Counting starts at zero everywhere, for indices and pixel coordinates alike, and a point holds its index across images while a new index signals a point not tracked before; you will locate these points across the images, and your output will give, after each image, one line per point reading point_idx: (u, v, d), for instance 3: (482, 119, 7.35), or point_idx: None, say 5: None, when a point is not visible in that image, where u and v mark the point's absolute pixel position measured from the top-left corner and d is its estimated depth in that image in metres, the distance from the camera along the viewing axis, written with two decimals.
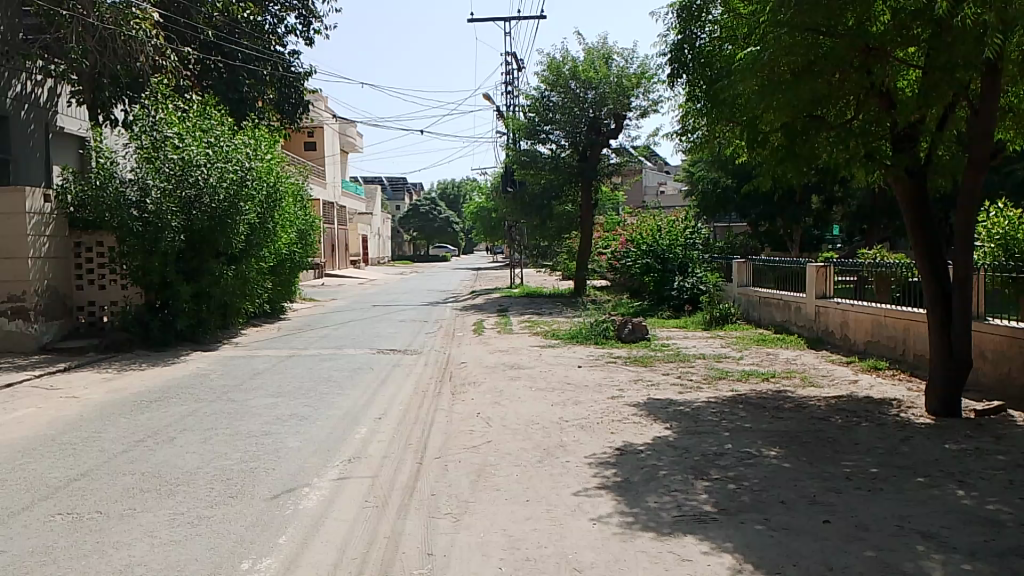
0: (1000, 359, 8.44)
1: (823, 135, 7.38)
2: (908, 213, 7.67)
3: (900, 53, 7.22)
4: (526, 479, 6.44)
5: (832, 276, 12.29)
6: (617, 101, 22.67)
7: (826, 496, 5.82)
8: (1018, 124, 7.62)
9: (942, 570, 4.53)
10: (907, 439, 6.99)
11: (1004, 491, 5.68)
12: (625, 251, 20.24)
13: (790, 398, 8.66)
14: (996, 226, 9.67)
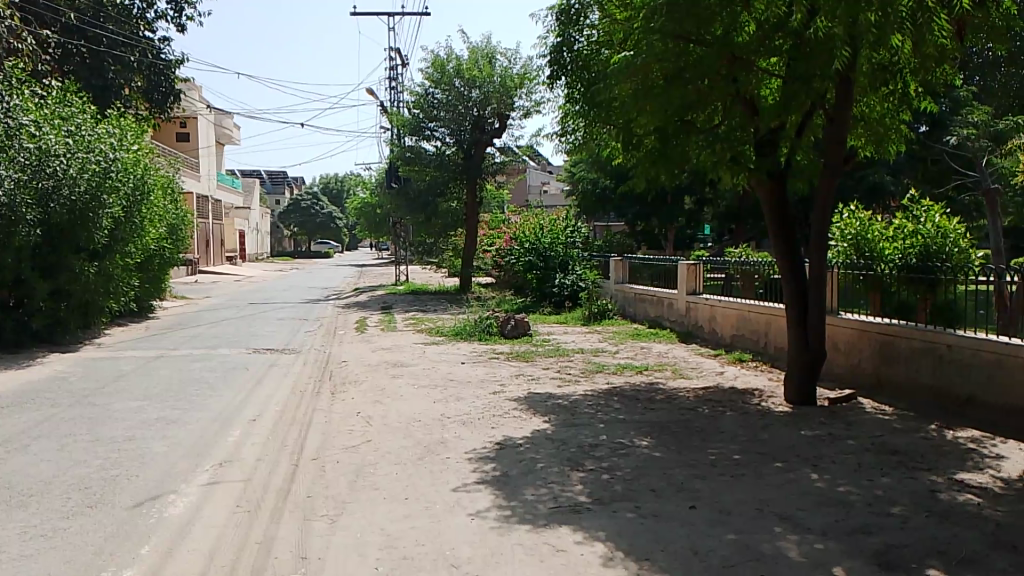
0: (851, 351, 9.07)
1: (693, 139, 7.72)
2: (770, 214, 8.12)
3: (763, 62, 7.58)
4: (404, 477, 6.41)
5: (703, 274, 12.87)
6: (500, 101, 22.88)
7: (693, 483, 6.10)
8: (869, 132, 8.16)
9: (796, 549, 4.84)
10: (768, 426, 7.42)
11: (852, 473, 6.13)
12: (509, 249, 20.49)
13: (662, 390, 9.02)
14: (848, 227, 10.33)
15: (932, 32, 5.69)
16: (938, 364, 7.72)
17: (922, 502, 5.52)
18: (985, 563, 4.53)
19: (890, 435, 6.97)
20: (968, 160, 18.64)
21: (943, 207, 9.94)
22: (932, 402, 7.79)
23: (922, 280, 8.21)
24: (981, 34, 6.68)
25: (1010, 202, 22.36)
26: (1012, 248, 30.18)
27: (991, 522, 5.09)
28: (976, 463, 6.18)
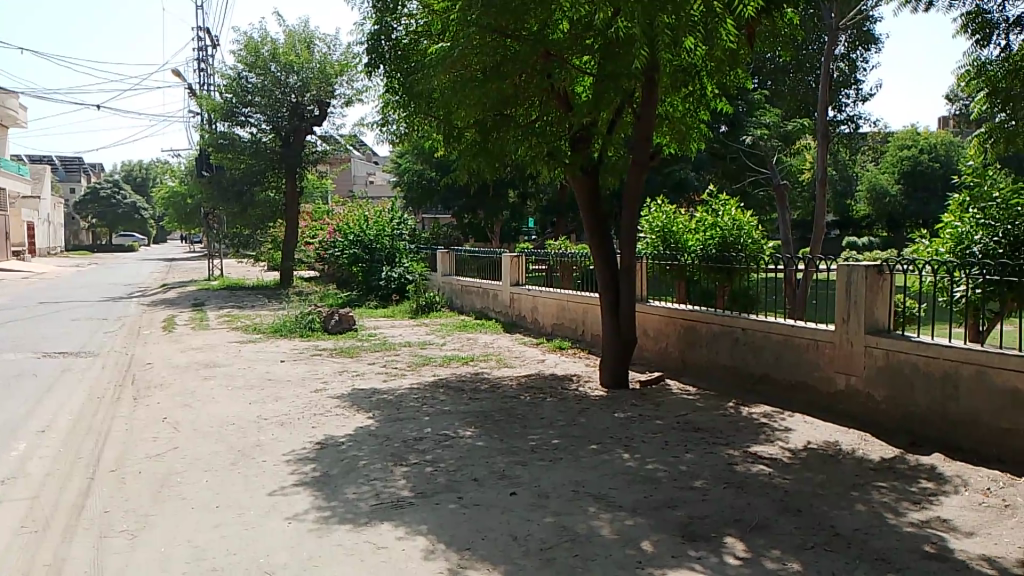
0: (659, 336, 9.64)
1: (510, 133, 7.86)
2: (585, 206, 8.43)
3: (575, 60, 7.85)
4: (215, 484, 6.06)
5: (525, 265, 13.19)
6: (320, 88, 22.30)
7: (513, 470, 6.22)
8: (672, 131, 8.67)
9: (608, 527, 5.06)
10: (585, 410, 7.72)
11: (660, 451, 6.50)
12: (332, 241, 19.99)
13: (486, 379, 9.14)
14: (655, 219, 10.95)
15: (722, 38, 6.11)
16: (734, 346, 8.36)
17: (721, 474, 5.94)
18: (775, 528, 4.95)
19: (693, 413, 7.47)
20: (761, 158, 20.38)
21: (738, 201, 10.75)
22: (729, 381, 8.43)
23: (720, 268, 9.00)
24: (767, 42, 7.25)
25: (796, 198, 24.73)
26: (799, 237, 33.48)
27: (780, 489, 5.58)
28: (767, 435, 6.75)
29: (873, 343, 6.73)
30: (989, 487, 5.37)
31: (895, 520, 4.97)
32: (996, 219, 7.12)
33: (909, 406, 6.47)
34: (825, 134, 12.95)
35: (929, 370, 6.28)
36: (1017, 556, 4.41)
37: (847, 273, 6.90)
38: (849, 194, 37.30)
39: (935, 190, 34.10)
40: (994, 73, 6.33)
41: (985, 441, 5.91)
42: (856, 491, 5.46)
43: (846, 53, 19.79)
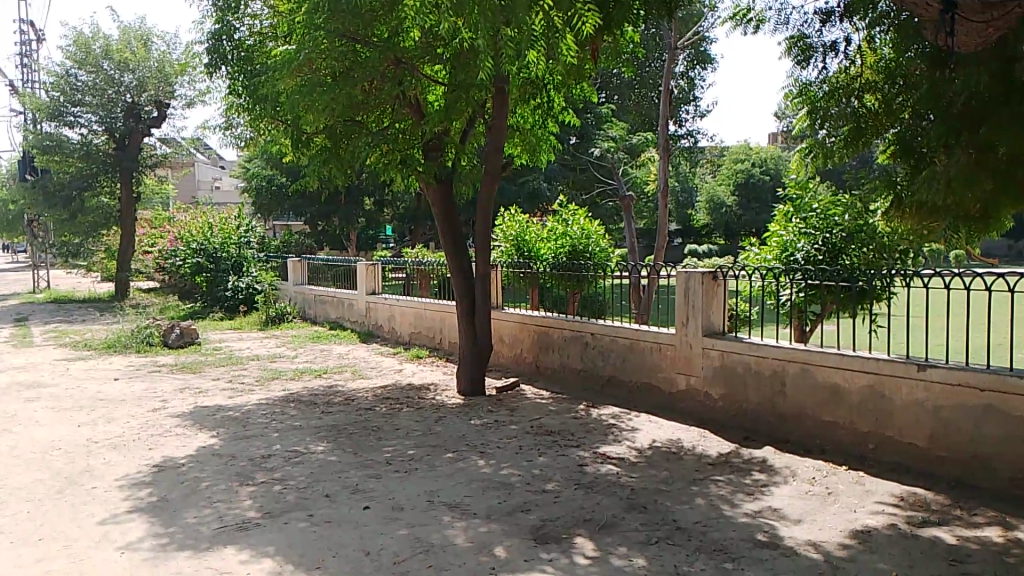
0: (514, 343, 9.77)
1: (361, 139, 7.75)
2: (439, 216, 8.41)
3: (426, 69, 7.85)
4: (37, 516, 5.53)
5: (381, 274, 13.03)
6: (158, 88, 21.12)
7: (367, 483, 6.09)
8: (524, 142, 8.83)
9: (463, 536, 5.05)
10: (440, 419, 7.70)
11: (514, 456, 6.58)
12: (173, 250, 18.92)
13: (340, 391, 8.93)
14: (509, 228, 11.10)
15: (563, 54, 6.35)
16: (585, 350, 8.62)
17: (572, 476, 6.09)
18: (623, 526, 5.12)
19: (547, 417, 7.62)
20: (607, 170, 21.21)
21: (586, 210, 11.05)
22: (582, 385, 8.66)
23: (571, 277, 9.02)
24: (611, 57, 7.51)
25: (642, 207, 25.89)
26: (645, 245, 35.09)
27: (627, 488, 5.78)
28: (616, 436, 6.99)
29: (710, 345, 7.12)
30: (814, 476, 5.80)
31: (732, 512, 5.27)
32: (815, 227, 7.74)
33: (743, 403, 6.89)
34: (668, 146, 13.56)
35: (760, 368, 6.72)
36: (838, 539, 4.78)
37: (686, 279, 7.25)
38: (691, 204, 39.44)
39: (764, 201, 36.81)
40: (816, 92, 6.92)
41: (810, 432, 6.39)
42: (696, 486, 5.75)
43: (684, 72, 20.97)
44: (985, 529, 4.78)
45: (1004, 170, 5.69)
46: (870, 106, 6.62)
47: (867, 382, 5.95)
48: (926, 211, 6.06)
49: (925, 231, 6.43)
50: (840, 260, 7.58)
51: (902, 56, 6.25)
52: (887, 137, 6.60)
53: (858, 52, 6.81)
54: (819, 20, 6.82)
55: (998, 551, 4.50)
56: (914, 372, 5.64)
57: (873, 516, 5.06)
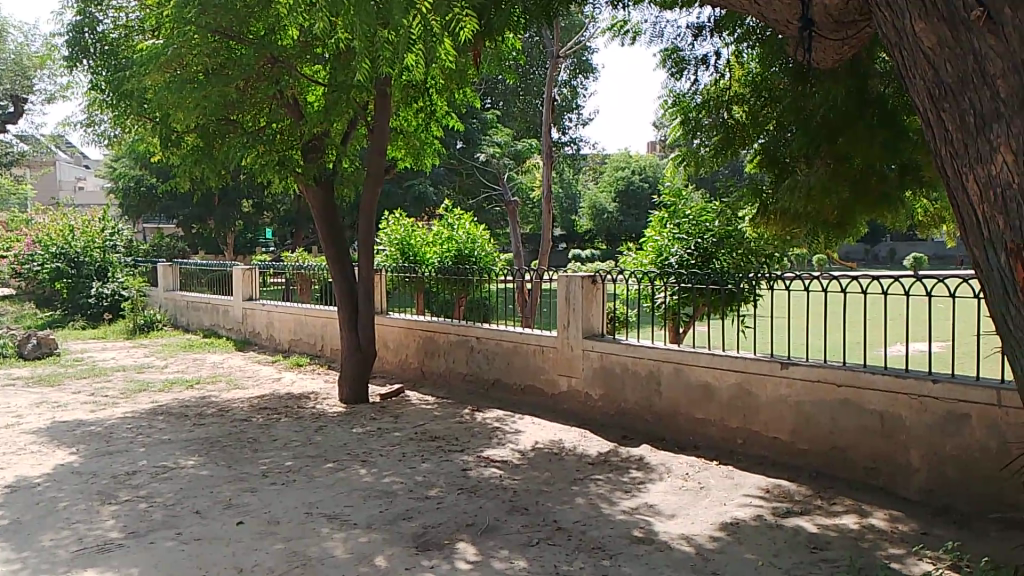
0: (398, 348, 9.66)
1: (235, 138, 7.49)
2: (319, 219, 8.20)
3: (305, 68, 7.68)
4: None
5: (259, 279, 12.63)
6: (14, 81, 19.68)
7: (241, 498, 5.86)
8: (408, 144, 8.77)
9: (342, 547, 4.93)
10: (321, 428, 7.52)
11: (397, 463, 6.50)
12: (30, 254, 17.62)
13: (214, 403, 8.57)
14: (394, 231, 11.01)
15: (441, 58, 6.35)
16: (470, 354, 8.63)
17: (455, 481, 6.07)
18: (504, 528, 5.14)
19: (431, 423, 7.57)
20: (492, 175, 21.38)
21: (471, 215, 11.07)
22: (467, 389, 8.66)
23: (457, 281, 9.04)
24: (493, 61, 7.56)
25: (527, 213, 26.27)
26: (530, 250, 35.55)
27: (509, 491, 5.82)
28: (500, 439, 7.03)
29: (590, 347, 7.28)
30: (687, 471, 6.02)
31: (609, 510, 5.39)
32: (688, 233, 8.06)
33: (621, 403, 7.08)
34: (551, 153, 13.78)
35: (637, 369, 6.92)
36: (709, 532, 4.97)
37: (567, 283, 7.40)
38: (575, 210, 40.29)
39: (644, 208, 38.19)
40: (689, 103, 7.16)
41: (683, 429, 6.63)
42: (576, 486, 5.85)
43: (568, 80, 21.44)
44: (843, 517, 5.09)
45: (857, 179, 6.13)
46: (738, 117, 6.93)
47: (736, 380, 6.23)
48: (789, 217, 6.46)
49: (789, 236, 6.81)
50: (712, 264, 7.90)
51: (768, 70, 6.56)
52: (754, 147, 6.92)
53: (726, 67, 7.09)
54: (692, 34, 7.07)
55: (854, 537, 4.80)
56: (778, 370, 5.95)
57: (742, 509, 5.29)
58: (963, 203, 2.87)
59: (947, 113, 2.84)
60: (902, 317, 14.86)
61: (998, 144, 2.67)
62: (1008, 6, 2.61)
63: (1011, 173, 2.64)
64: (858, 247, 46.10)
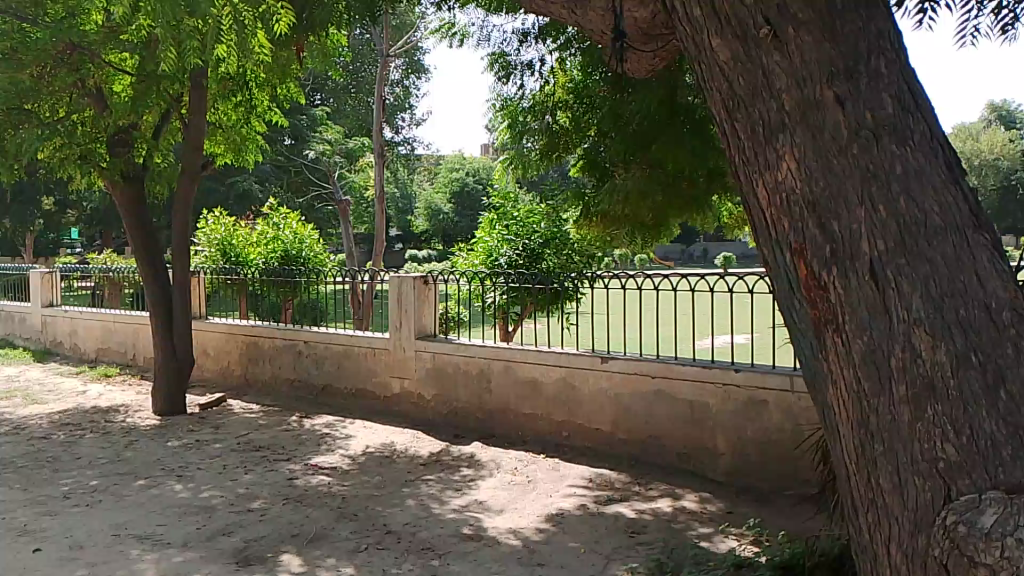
0: (219, 355, 9.17)
1: (29, 128, 6.89)
2: (127, 218, 7.64)
3: (110, 55, 7.23)
4: None
5: (61, 284, 11.58)
6: None
7: (37, 523, 5.33)
8: (227, 138, 8.43)
9: (154, 568, 4.61)
10: (132, 443, 7.01)
11: (217, 477, 6.18)
12: None
13: (5, 420, 7.76)
14: (214, 231, 10.49)
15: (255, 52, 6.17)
16: (298, 359, 8.36)
17: (281, 491, 5.85)
18: (332, 536, 5.01)
19: (255, 432, 7.26)
20: (322, 174, 20.92)
21: (298, 215, 10.73)
22: (295, 395, 8.39)
23: (284, 283, 8.76)
24: (317, 56, 7.41)
25: (360, 213, 25.92)
26: (363, 250, 34.99)
27: (338, 497, 5.69)
28: (329, 445, 6.86)
29: (422, 348, 7.26)
30: (516, 466, 6.15)
31: (439, 509, 5.39)
32: (516, 234, 8.26)
33: (453, 401, 7.12)
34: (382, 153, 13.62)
35: (468, 368, 6.98)
36: (535, 524, 5.10)
37: (398, 284, 7.33)
38: (411, 210, 40.10)
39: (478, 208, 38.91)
40: (516, 106, 7.32)
41: (512, 425, 6.77)
42: (407, 488, 5.82)
43: (399, 80, 21.44)
44: (658, 501, 5.39)
45: (670, 184, 6.51)
46: (562, 122, 7.15)
47: (560, 375, 6.44)
48: (609, 220, 6.79)
49: (610, 237, 7.14)
50: (538, 264, 8.14)
51: (589, 78, 6.82)
52: (577, 152, 7.16)
53: (551, 73, 7.28)
54: (518, 40, 7.23)
55: (668, 519, 5.09)
56: (600, 364, 6.20)
57: (567, 499, 5.48)
58: (754, 206, 3.13)
59: (740, 123, 3.08)
60: (709, 312, 16.08)
61: (783, 151, 2.95)
62: (791, 28, 2.93)
63: (794, 179, 2.92)
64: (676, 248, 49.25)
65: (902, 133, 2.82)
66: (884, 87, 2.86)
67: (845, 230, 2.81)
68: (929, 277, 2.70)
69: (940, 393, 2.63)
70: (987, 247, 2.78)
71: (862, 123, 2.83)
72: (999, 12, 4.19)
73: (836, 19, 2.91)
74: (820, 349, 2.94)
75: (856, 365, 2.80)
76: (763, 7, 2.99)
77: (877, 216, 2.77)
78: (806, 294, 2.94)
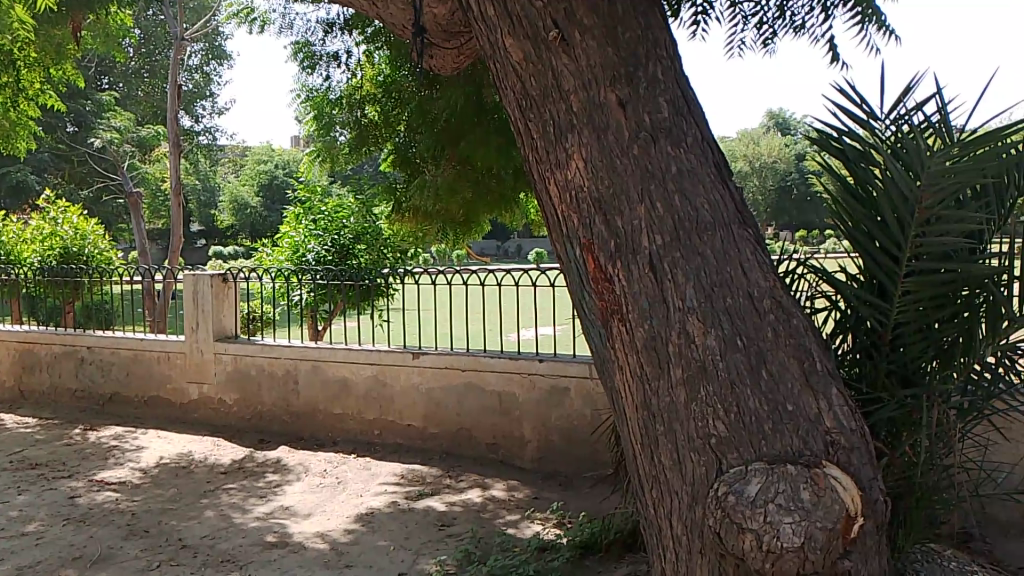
0: None
1: None
2: None
3: None
4: None
5: None
6: None
7: None
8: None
9: None
10: None
11: None
12: None
13: None
14: None
15: None
16: (81, 367, 7.66)
17: (60, 511, 5.33)
18: (120, 556, 4.64)
19: (30, 449, 6.58)
20: (110, 163, 19.28)
21: (80, 209, 9.84)
22: (78, 406, 7.69)
23: (65, 283, 8.00)
24: (99, 35, 6.85)
25: (157, 207, 24.18)
26: (160, 246, 32.60)
27: (127, 514, 5.28)
28: (117, 458, 6.35)
29: (222, 351, 6.89)
30: (325, 468, 6.00)
31: (241, 519, 5.15)
32: (324, 229, 8.07)
33: (257, 405, 6.83)
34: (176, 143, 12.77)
35: (273, 370, 6.72)
36: (343, 525, 5.01)
37: (193, 283, 6.91)
38: (214, 205, 37.93)
39: (289, 202, 37.63)
40: (321, 96, 7.10)
41: (321, 426, 6.60)
42: (206, 498, 5.51)
43: (199, 66, 20.24)
44: (468, 492, 5.47)
45: (479, 179, 6.60)
46: (371, 116, 7.01)
47: (369, 373, 6.35)
48: (421, 215, 6.79)
49: (421, 233, 7.13)
50: (347, 261, 7.99)
51: (397, 72, 6.70)
52: (388, 147, 7.11)
53: (358, 65, 7.05)
54: (322, 30, 7.02)
55: (476, 509, 5.18)
56: (410, 359, 6.19)
57: (377, 498, 5.42)
58: (546, 203, 3.22)
59: (532, 121, 3.16)
60: (520, 306, 16.58)
61: (571, 151, 3.06)
62: (577, 32, 3.06)
63: (582, 177, 3.04)
64: (490, 243, 50.23)
65: (677, 136, 3.03)
66: (661, 92, 3.06)
67: (628, 225, 2.97)
68: (700, 269, 2.92)
69: (711, 375, 2.86)
70: (749, 241, 3.06)
71: (642, 125, 3.01)
72: (760, 28, 4.62)
73: (618, 26, 3.08)
74: (607, 337, 3.08)
75: (638, 351, 2.96)
76: (551, 11, 3.09)
77: (656, 213, 2.96)
78: (594, 287, 3.06)
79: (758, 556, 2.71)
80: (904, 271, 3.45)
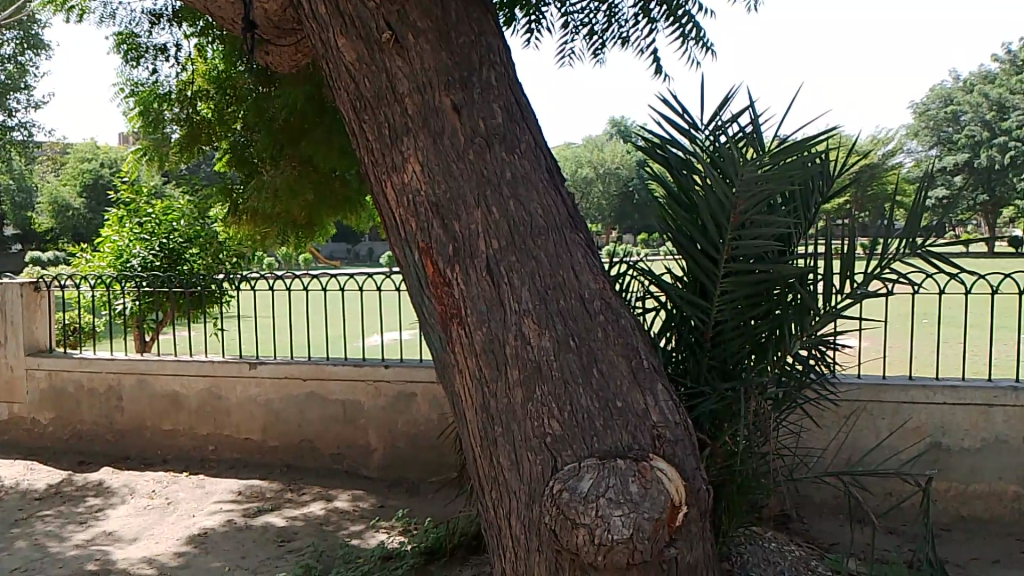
0: None
1: None
2: None
3: None
4: None
5: None
6: None
7: None
8: None
9: None
10: None
11: None
12: None
13: None
14: None
15: None
16: None
17: None
18: None
19: None
20: None
21: None
22: None
23: None
24: None
25: None
26: None
27: None
28: None
29: (34, 366, 6.33)
30: (154, 488, 5.64)
31: (56, 548, 4.73)
32: (151, 233, 7.60)
33: (77, 423, 6.32)
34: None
35: (94, 386, 6.24)
36: (174, 548, 4.71)
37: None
38: (33, 206, 34.86)
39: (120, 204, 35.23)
40: (149, 91, 6.63)
41: (149, 443, 6.20)
42: (16, 528, 5.03)
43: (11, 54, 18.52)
44: (309, 505, 5.30)
45: (321, 182, 6.41)
46: (204, 114, 6.67)
47: (202, 386, 6.03)
48: (260, 218, 6.54)
49: (260, 237, 6.88)
50: (177, 267, 7.57)
51: (232, 68, 6.43)
52: (222, 145, 6.80)
53: (189, 59, 6.66)
54: (148, 21, 6.60)
55: (319, 522, 5.03)
56: (246, 370, 5.92)
57: (211, 517, 5.15)
58: (383, 206, 3.17)
59: (367, 123, 3.10)
60: (367, 312, 16.37)
61: (408, 154, 3.03)
62: (411, 35, 3.03)
63: (418, 181, 3.02)
64: (340, 247, 49.21)
65: (511, 142, 3.06)
66: (494, 98, 3.08)
67: (464, 230, 2.97)
68: (535, 272, 2.96)
69: (546, 375, 2.91)
70: (582, 246, 3.14)
71: (476, 130, 3.02)
72: (590, 38, 4.78)
73: (452, 31, 3.08)
74: (447, 342, 3.07)
75: (477, 354, 2.97)
76: (384, 13, 3.05)
77: (492, 217, 2.98)
78: (433, 290, 3.05)
79: (591, 550, 2.71)
80: (723, 272, 3.66)
